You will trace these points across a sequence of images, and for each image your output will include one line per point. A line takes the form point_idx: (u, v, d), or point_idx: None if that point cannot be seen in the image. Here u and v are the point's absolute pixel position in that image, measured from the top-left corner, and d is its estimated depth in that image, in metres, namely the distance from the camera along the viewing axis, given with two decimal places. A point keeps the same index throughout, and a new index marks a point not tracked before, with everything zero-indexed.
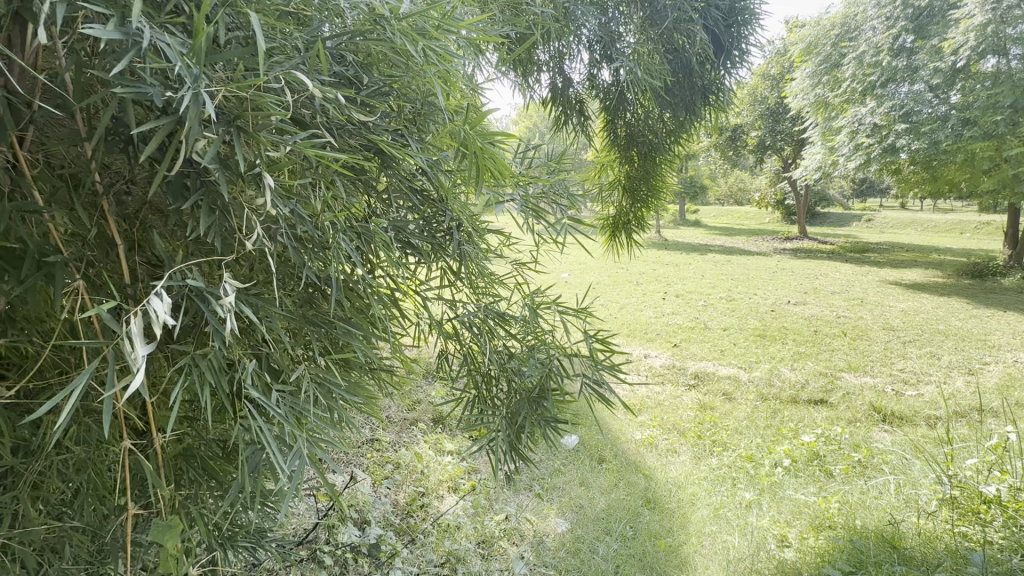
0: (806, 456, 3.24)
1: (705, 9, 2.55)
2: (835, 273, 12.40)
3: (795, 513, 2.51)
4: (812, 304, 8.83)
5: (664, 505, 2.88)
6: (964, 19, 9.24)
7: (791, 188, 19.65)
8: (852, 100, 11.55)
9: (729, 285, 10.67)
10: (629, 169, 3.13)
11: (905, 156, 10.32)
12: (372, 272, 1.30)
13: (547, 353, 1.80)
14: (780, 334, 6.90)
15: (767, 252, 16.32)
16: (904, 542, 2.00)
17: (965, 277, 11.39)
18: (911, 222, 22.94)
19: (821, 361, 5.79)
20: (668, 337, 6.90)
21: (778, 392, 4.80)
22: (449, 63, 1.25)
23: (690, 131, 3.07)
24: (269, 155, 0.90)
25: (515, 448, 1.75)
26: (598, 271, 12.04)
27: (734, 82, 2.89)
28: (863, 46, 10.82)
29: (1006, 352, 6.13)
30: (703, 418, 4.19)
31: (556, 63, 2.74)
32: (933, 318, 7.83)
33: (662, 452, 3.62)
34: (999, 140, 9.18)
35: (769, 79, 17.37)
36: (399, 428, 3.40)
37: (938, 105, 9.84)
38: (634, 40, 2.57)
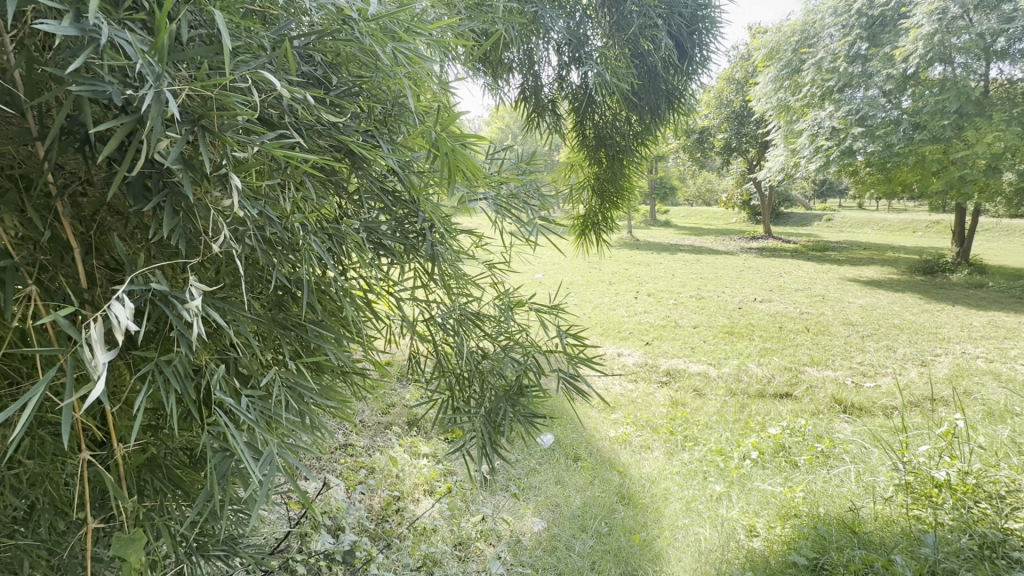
0: (772, 448, 3.36)
1: (669, 15, 2.61)
2: (798, 271, 12.86)
3: (763, 504, 2.59)
4: (776, 302, 9.13)
5: (638, 500, 2.94)
6: (913, 29, 9.65)
7: (756, 189, 20.27)
8: (812, 104, 12.00)
9: (699, 284, 10.94)
10: (597, 171, 3.20)
11: (861, 158, 10.81)
12: (344, 273, 1.29)
13: (523, 351, 1.82)
14: (747, 331, 7.11)
15: (734, 252, 16.80)
16: (864, 527, 2.07)
17: (917, 274, 11.99)
18: (868, 222, 23.98)
19: (786, 356, 5.99)
20: (640, 335, 7.02)
21: (746, 387, 4.95)
22: (419, 66, 1.25)
23: (656, 134, 3.13)
24: (236, 155, 0.88)
25: (494, 445, 1.71)
26: (571, 271, 12.15)
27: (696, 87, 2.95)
28: (822, 53, 11.26)
29: (955, 344, 6.49)
30: (675, 414, 4.29)
31: (526, 65, 2.76)
32: (888, 313, 8.21)
33: (635, 449, 3.68)
34: (946, 143, 9.71)
35: (734, 83, 17.88)
36: (372, 432, 3.36)
37: (891, 110, 10.32)
38: (601, 43, 2.61)
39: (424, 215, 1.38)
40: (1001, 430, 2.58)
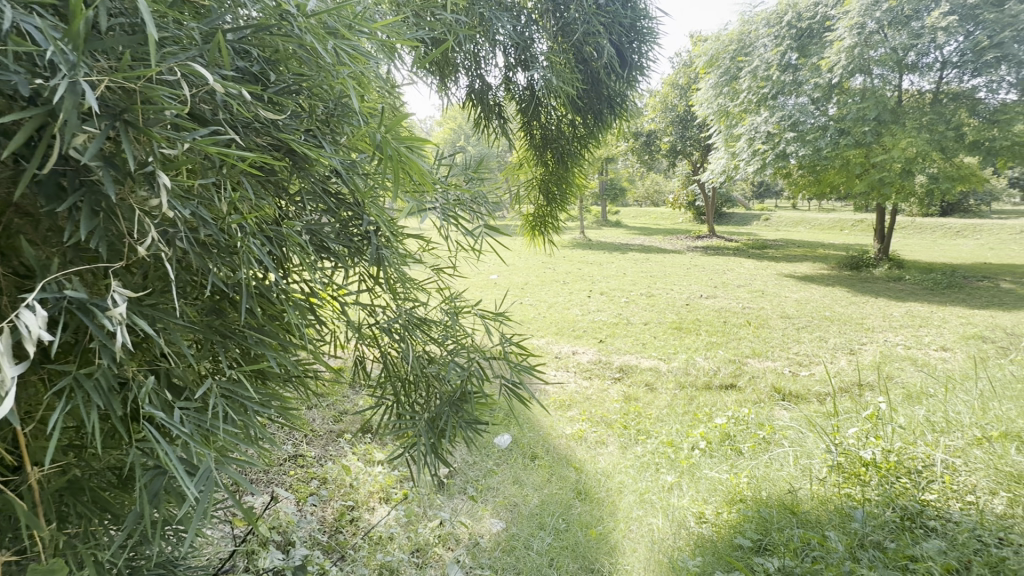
0: (719, 437, 3.51)
1: (609, 23, 2.61)
2: (740, 268, 13.57)
3: (710, 491, 2.70)
4: (721, 297, 9.59)
5: (595, 494, 3.00)
6: (836, 42, 10.42)
7: (700, 190, 21.18)
8: (749, 110, 12.69)
9: (649, 282, 11.32)
10: (545, 172, 3.27)
11: (793, 161, 11.57)
12: (285, 278, 1.24)
13: (467, 356, 1.84)
14: (695, 326, 7.42)
15: (681, 250, 17.50)
16: (801, 507, 2.19)
17: (845, 269, 12.93)
18: (802, 221, 25.63)
19: (730, 349, 6.30)
20: (594, 333, 7.18)
21: (694, 379, 5.17)
22: (363, 65, 1.22)
23: (601, 137, 3.18)
24: (164, 153, 0.83)
25: (436, 453, 1.74)
26: (526, 271, 12.26)
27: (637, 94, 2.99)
28: (756, 61, 11.94)
29: (879, 333, 7.05)
30: (628, 408, 4.41)
31: (473, 67, 2.73)
32: (820, 306, 8.80)
33: (591, 445, 3.75)
34: (867, 147, 10.67)
35: (678, 89, 18.64)
36: (324, 441, 3.24)
37: (821, 117, 11.20)
38: (546, 48, 2.65)
39: (370, 217, 1.35)
40: (919, 411, 2.81)
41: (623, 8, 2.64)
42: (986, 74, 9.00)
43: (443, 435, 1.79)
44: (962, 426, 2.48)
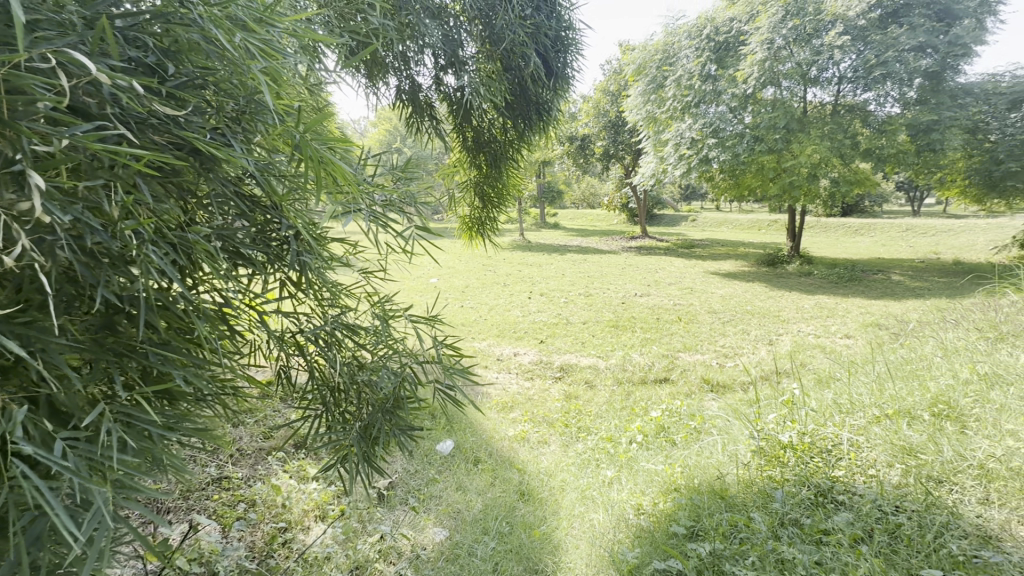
0: (654, 429, 3.66)
1: (536, 34, 2.61)
2: (670, 267, 14.26)
3: (647, 482, 2.79)
4: (653, 295, 10.04)
5: (538, 495, 3.02)
6: (749, 55, 11.25)
7: (632, 193, 22.07)
8: (674, 117, 13.38)
9: (587, 282, 11.62)
10: (479, 175, 3.29)
11: (715, 165, 12.31)
12: (195, 288, 1.15)
13: (400, 362, 1.84)
14: (630, 324, 7.70)
15: (615, 251, 18.13)
16: (729, 491, 2.31)
17: (763, 266, 13.96)
18: (724, 221, 27.39)
19: (663, 344, 6.60)
20: (535, 334, 7.26)
21: (630, 375, 5.36)
22: (277, 61, 1.15)
23: (532, 141, 3.22)
24: (37, 150, 0.73)
25: (370, 462, 1.73)
26: (467, 275, 12.18)
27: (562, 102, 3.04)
28: (680, 71, 12.63)
29: (793, 324, 7.67)
30: (569, 407, 4.49)
31: (403, 67, 2.65)
32: (742, 300, 9.43)
33: (534, 445, 3.79)
34: (778, 154, 11.46)
35: (609, 95, 19.34)
36: (252, 461, 3.02)
37: (737, 124, 11.87)
38: (475, 53, 2.63)
39: (289, 222, 1.31)
40: (827, 395, 3.08)
41: (549, 18, 2.65)
42: (874, 89, 10.68)
43: (377, 443, 1.79)
44: (863, 406, 2.74)
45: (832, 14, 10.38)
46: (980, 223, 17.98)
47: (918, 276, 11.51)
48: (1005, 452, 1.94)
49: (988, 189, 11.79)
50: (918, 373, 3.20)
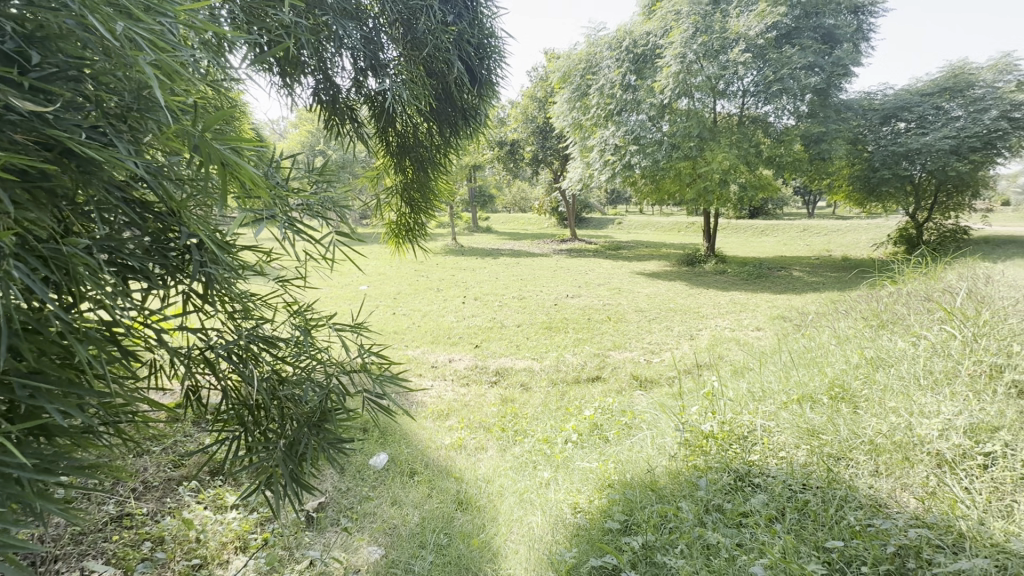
0: (588, 428, 3.76)
1: (459, 41, 2.58)
2: (599, 268, 14.79)
3: (583, 481, 2.83)
4: (584, 296, 10.34)
5: (476, 502, 2.98)
6: (665, 67, 11.94)
7: (562, 197, 22.65)
8: (599, 124, 13.88)
9: (520, 285, 11.74)
10: (405, 179, 3.23)
11: (637, 171, 12.93)
12: (78, 307, 1.02)
13: (324, 374, 1.76)
14: (563, 325, 7.87)
15: (547, 254, 18.49)
16: (659, 482, 2.41)
17: (683, 265, 14.85)
18: (648, 224, 28.88)
19: (594, 343, 6.82)
20: (470, 339, 7.21)
21: (564, 375, 5.48)
22: (168, 53, 1.05)
23: (458, 146, 3.20)
24: None
25: (298, 481, 1.62)
26: (398, 281, 11.87)
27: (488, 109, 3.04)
28: (603, 80, 13.16)
29: (711, 319, 8.22)
30: (505, 410, 4.50)
31: (319, 68, 2.51)
32: (666, 298, 9.98)
33: (470, 452, 3.75)
34: (693, 160, 12.25)
35: (537, 102, 19.75)
36: (159, 493, 2.72)
37: (656, 131, 12.57)
38: (397, 57, 2.56)
39: (190, 230, 1.21)
40: (742, 385, 3.31)
41: (472, 25, 2.64)
42: (773, 103, 11.77)
43: (303, 461, 1.69)
44: (772, 394, 2.98)
45: (736, 32, 11.33)
46: (863, 223, 20.34)
47: (815, 272, 12.78)
48: (889, 429, 2.19)
49: (868, 193, 13.36)
50: (817, 360, 3.55)
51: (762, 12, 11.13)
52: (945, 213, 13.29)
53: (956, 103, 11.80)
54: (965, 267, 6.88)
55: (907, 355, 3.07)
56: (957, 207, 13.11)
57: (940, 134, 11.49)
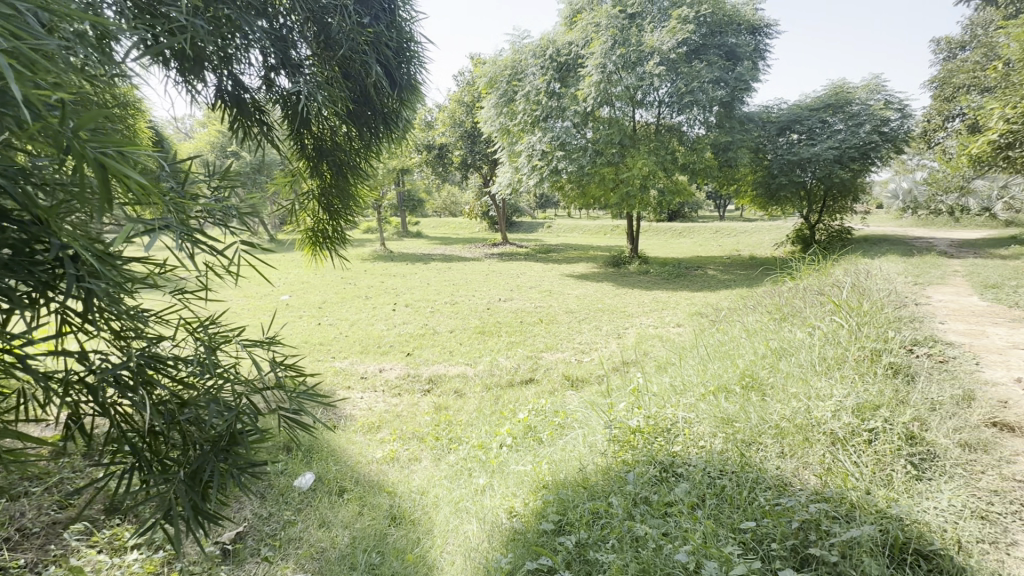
0: (522, 430, 3.79)
1: (376, 43, 2.52)
2: (530, 271, 15.01)
3: (519, 484, 2.84)
4: (516, 299, 10.45)
5: (410, 516, 2.90)
6: (587, 76, 12.37)
7: (492, 202, 22.78)
8: (525, 130, 14.09)
9: (452, 290, 11.62)
10: (323, 184, 3.09)
11: (564, 176, 13.28)
12: None
13: (233, 394, 1.67)
14: (496, 329, 7.90)
15: (478, 258, 18.47)
16: (590, 480, 2.47)
17: (610, 267, 15.45)
18: (576, 227, 29.80)
19: (527, 346, 6.89)
20: (401, 347, 7.03)
21: (498, 379, 5.48)
22: (23, 41, 0.94)
23: (378, 150, 3.12)
24: None
25: (205, 512, 1.52)
26: (323, 290, 11.31)
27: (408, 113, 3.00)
28: (528, 87, 13.42)
29: (637, 317, 8.61)
30: (439, 419, 4.42)
31: (222, 65, 2.32)
32: (595, 299, 10.34)
33: (404, 464, 3.65)
34: (616, 166, 12.79)
35: (464, 106, 19.73)
36: (40, 541, 2.36)
37: (579, 138, 13.04)
38: (310, 56, 2.44)
39: (61, 240, 1.12)
40: (665, 380, 3.49)
41: (389, 28, 2.58)
42: (685, 114, 12.67)
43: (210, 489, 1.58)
44: (691, 387, 3.16)
45: (651, 46, 11.89)
46: (766, 225, 22.32)
47: (727, 270, 13.80)
48: (792, 413, 2.40)
49: (769, 198, 14.67)
50: (729, 352, 3.83)
51: (673, 28, 11.78)
52: (832, 215, 14.94)
53: (837, 118, 13.33)
54: (849, 263, 7.78)
55: (804, 345, 3.40)
56: (841, 210, 14.77)
57: (826, 145, 12.92)
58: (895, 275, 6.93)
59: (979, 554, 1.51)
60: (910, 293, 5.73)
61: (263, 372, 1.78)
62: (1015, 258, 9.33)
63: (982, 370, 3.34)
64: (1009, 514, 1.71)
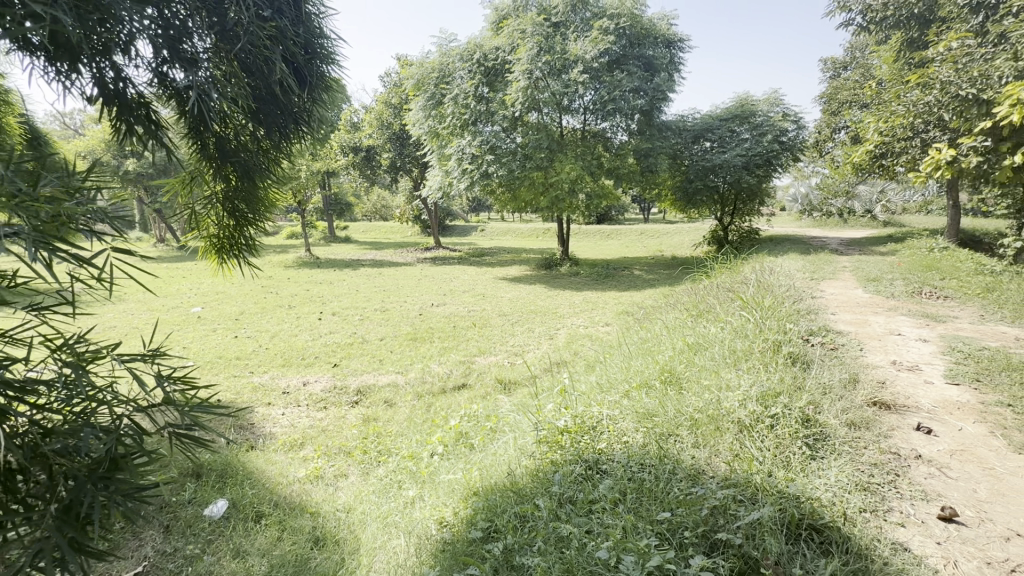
0: (454, 437, 3.73)
1: (281, 38, 2.39)
2: (463, 275, 14.91)
3: (449, 493, 2.78)
4: (449, 304, 10.34)
5: (336, 536, 2.75)
6: (514, 82, 12.52)
7: (423, 205, 22.43)
8: (455, 133, 14.00)
9: (383, 296, 11.28)
10: (227, 187, 2.87)
11: (494, 179, 13.34)
12: None
13: (109, 417, 1.59)
14: (429, 335, 7.76)
15: (410, 263, 18.08)
16: (519, 482, 2.46)
17: (542, 269, 15.72)
18: (509, 230, 30.05)
19: (460, 351, 6.83)
20: (327, 358, 6.70)
21: (430, 387, 5.38)
22: None
23: (289, 151, 2.98)
24: None
25: (80, 548, 1.43)
26: (240, 300, 10.55)
27: (321, 113, 2.88)
28: (456, 90, 13.34)
29: (567, 318, 8.82)
30: (367, 431, 4.26)
31: (102, 56, 2.08)
32: (528, 301, 10.48)
33: (329, 482, 3.47)
34: (544, 170, 13.06)
35: (391, 108, 19.28)
36: None
37: (509, 143, 13.33)
38: (208, 50, 2.26)
39: None
40: (592, 379, 3.59)
41: (294, 23, 2.46)
42: (609, 120, 13.18)
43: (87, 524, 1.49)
44: (616, 384, 3.27)
45: (575, 54, 12.46)
46: (685, 227, 23.76)
47: (651, 270, 14.52)
48: (705, 405, 2.55)
49: (686, 202, 15.63)
50: (651, 349, 4.01)
51: (595, 39, 12.37)
52: (742, 217, 16.20)
53: (744, 128, 14.51)
54: (756, 262, 8.47)
55: (717, 339, 3.64)
56: (750, 212, 16.05)
57: (735, 153, 14.02)
58: (794, 272, 7.64)
59: (870, 519, 1.82)
60: (807, 288, 6.34)
61: (148, 392, 1.60)
62: (891, 254, 10.63)
63: (864, 355, 3.77)
64: (886, 485, 2.06)
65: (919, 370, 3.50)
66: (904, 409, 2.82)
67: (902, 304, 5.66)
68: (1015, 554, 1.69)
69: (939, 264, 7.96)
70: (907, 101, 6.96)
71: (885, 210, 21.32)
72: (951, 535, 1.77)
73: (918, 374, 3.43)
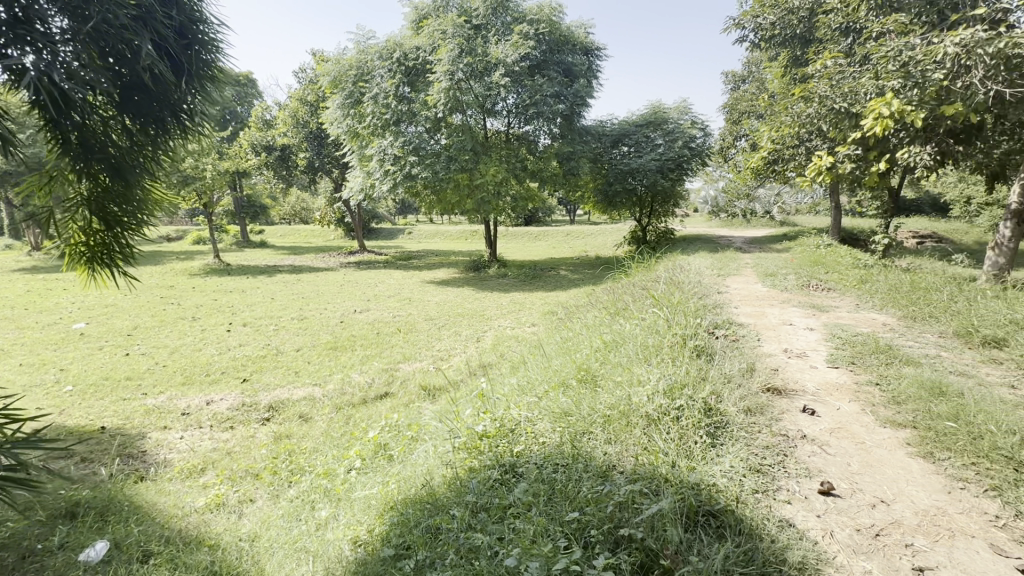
0: (372, 450, 3.57)
1: (148, 18, 2.24)
2: (389, 279, 14.46)
3: (365, 510, 2.63)
4: (373, 310, 9.98)
5: (237, 569, 2.51)
6: (436, 83, 12.36)
7: (345, 208, 21.50)
8: (376, 133, 13.54)
9: (301, 304, 10.65)
10: (97, 189, 2.56)
11: (418, 181, 13.07)
12: None
13: None
14: (350, 343, 7.42)
15: (333, 268, 17.26)
16: (436, 491, 2.39)
17: (470, 272, 15.65)
18: (437, 233, 29.64)
19: (383, 358, 6.59)
20: (236, 373, 6.18)
21: (350, 398, 5.13)
22: None
23: (167, 147, 2.75)
24: None
25: None
26: (134, 313, 9.48)
27: (200, 104, 2.71)
28: (376, 89, 12.92)
29: (495, 320, 8.83)
30: (278, 450, 3.97)
31: None
32: (455, 304, 10.35)
33: (233, 509, 3.18)
34: (469, 172, 13.03)
35: (308, 105, 18.31)
36: None
37: (433, 144, 13.14)
38: (63, 31, 2.02)
39: None
40: (512, 381, 3.58)
41: (162, 6, 2.32)
42: (532, 124, 13.40)
43: None
44: (536, 385, 3.29)
45: (496, 58, 12.44)
46: (607, 228, 24.73)
47: (577, 270, 14.95)
48: (616, 401, 2.64)
49: (607, 204, 16.26)
50: (571, 348, 4.08)
51: (516, 43, 12.49)
52: (659, 218, 17.14)
53: (657, 134, 15.35)
54: (670, 260, 8.97)
55: (631, 336, 3.78)
56: (665, 214, 17.02)
57: (650, 157, 14.80)
58: (703, 269, 8.18)
59: (762, 499, 1.97)
60: (714, 284, 6.81)
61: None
62: (785, 251, 11.73)
63: (761, 345, 4.10)
64: (776, 466, 2.23)
65: (806, 356, 3.86)
66: (793, 393, 3.10)
67: (793, 297, 6.25)
68: (880, 520, 1.89)
69: (824, 259, 8.89)
70: (793, 113, 7.70)
71: (781, 211, 23.54)
72: (830, 507, 1.95)
73: (804, 360, 3.78)
